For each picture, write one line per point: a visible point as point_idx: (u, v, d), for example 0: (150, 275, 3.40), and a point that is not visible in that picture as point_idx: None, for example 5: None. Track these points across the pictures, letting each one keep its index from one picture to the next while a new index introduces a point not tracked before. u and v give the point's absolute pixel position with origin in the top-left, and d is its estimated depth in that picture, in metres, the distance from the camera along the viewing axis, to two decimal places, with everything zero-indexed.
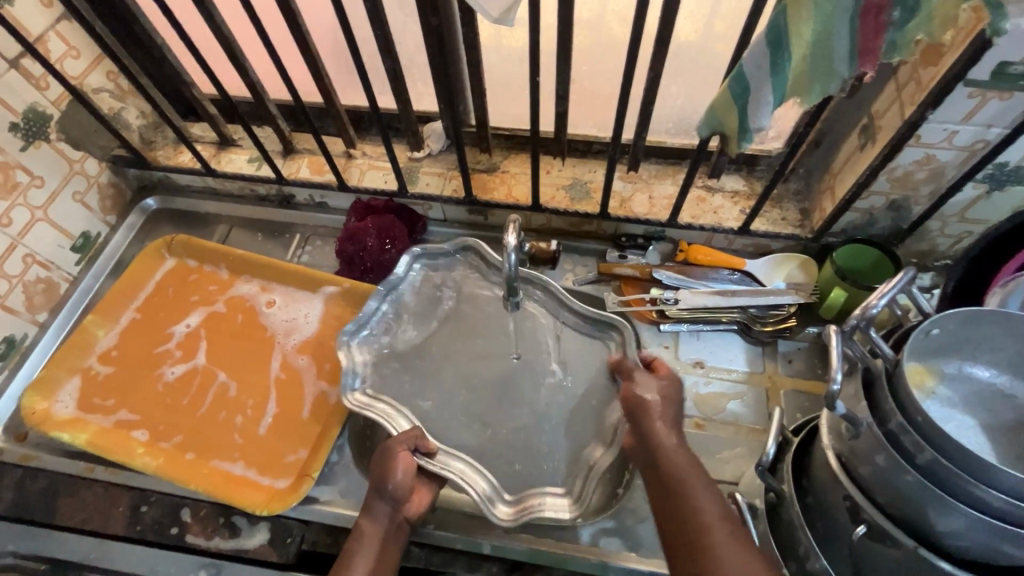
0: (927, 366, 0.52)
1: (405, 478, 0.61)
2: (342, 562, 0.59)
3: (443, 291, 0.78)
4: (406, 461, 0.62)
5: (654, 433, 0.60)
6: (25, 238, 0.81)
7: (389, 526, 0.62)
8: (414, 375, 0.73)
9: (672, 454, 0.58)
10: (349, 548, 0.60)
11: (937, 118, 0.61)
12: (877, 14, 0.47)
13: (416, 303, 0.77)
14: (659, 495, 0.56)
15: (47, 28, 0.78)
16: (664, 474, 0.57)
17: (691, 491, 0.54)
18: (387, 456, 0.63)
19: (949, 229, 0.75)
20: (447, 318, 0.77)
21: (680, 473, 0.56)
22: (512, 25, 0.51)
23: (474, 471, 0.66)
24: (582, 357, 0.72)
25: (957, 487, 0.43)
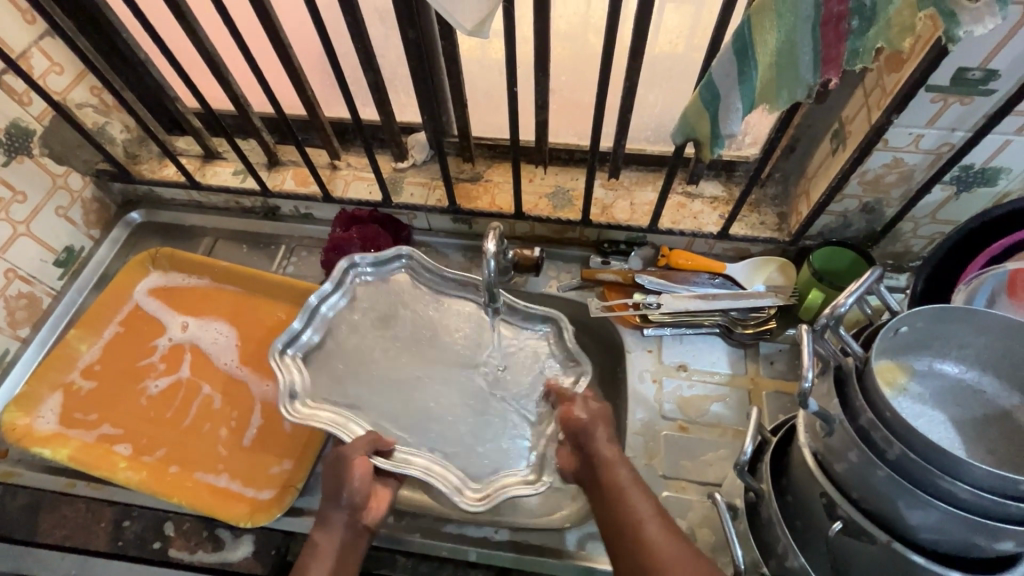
0: (897, 364, 0.53)
1: (362, 488, 0.61)
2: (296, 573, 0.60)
3: (382, 298, 0.78)
4: (362, 469, 0.61)
5: (597, 453, 0.62)
6: (7, 253, 0.81)
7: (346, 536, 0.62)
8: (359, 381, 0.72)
9: (618, 470, 0.60)
10: (304, 560, 0.60)
11: (902, 123, 0.63)
12: (837, 22, 0.48)
13: (353, 311, 0.76)
14: (606, 510, 0.58)
15: (29, 44, 0.78)
16: (607, 492, 0.59)
17: (633, 507, 0.57)
18: (341, 467, 0.62)
19: (922, 230, 0.77)
20: (386, 326, 0.77)
21: (623, 488, 0.58)
22: (487, 37, 0.52)
23: (439, 467, 0.66)
24: (530, 349, 0.74)
25: (926, 479, 0.43)
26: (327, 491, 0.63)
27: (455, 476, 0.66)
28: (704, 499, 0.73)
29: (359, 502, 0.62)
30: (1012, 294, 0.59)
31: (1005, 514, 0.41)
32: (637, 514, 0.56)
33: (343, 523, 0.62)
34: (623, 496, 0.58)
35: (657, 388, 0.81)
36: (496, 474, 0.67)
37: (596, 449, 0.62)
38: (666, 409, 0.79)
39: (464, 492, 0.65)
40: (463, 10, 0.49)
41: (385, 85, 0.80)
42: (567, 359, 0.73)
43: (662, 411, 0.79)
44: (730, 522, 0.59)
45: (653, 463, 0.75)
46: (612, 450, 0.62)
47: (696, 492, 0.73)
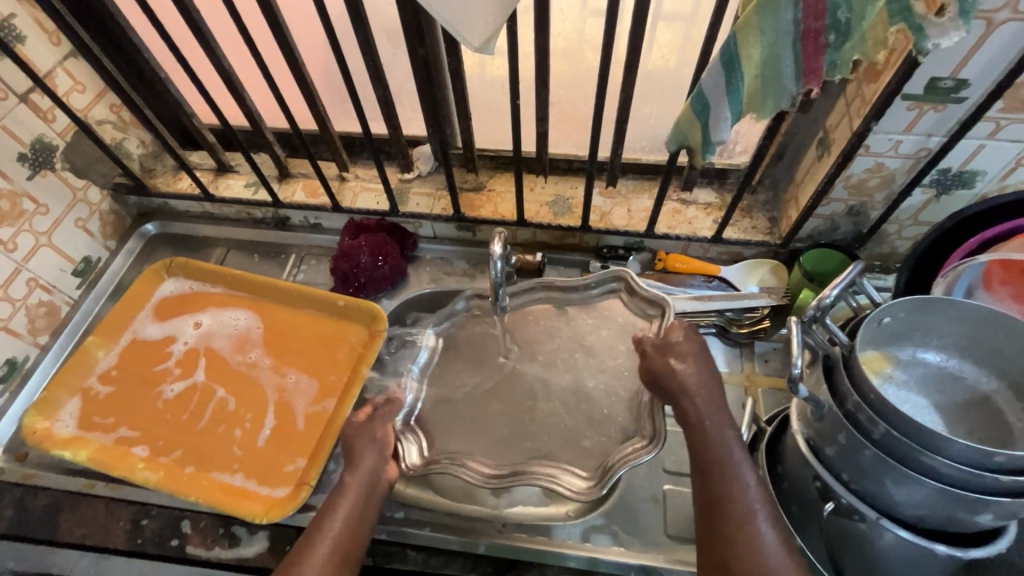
0: (882, 353, 0.56)
1: (387, 441, 0.67)
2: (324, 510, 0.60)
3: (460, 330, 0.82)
4: (388, 428, 0.68)
5: (692, 416, 0.59)
6: (29, 262, 0.84)
7: (369, 486, 0.63)
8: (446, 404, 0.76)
9: (716, 435, 0.57)
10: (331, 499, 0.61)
11: (882, 129, 0.68)
12: (815, 37, 0.52)
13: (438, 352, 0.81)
14: (695, 475, 0.57)
15: (55, 65, 0.83)
16: (702, 460, 0.57)
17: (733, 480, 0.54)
18: (371, 422, 0.68)
19: (906, 232, 0.81)
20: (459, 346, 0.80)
21: (721, 457, 0.56)
22: (492, 53, 0.56)
23: (543, 475, 0.67)
24: (609, 318, 0.77)
25: (909, 457, 0.46)
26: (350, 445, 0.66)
27: (563, 471, 0.68)
28: None
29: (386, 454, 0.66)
30: (987, 287, 0.63)
31: (983, 486, 0.44)
32: (733, 489, 0.54)
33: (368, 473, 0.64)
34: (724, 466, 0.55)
35: None
36: (606, 455, 0.68)
37: (684, 408, 0.59)
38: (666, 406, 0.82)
39: (577, 481, 0.67)
40: (471, 29, 0.54)
41: (393, 100, 0.85)
42: (648, 307, 0.74)
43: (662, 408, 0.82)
44: None
45: (655, 459, 0.78)
46: (705, 409, 0.59)
47: None
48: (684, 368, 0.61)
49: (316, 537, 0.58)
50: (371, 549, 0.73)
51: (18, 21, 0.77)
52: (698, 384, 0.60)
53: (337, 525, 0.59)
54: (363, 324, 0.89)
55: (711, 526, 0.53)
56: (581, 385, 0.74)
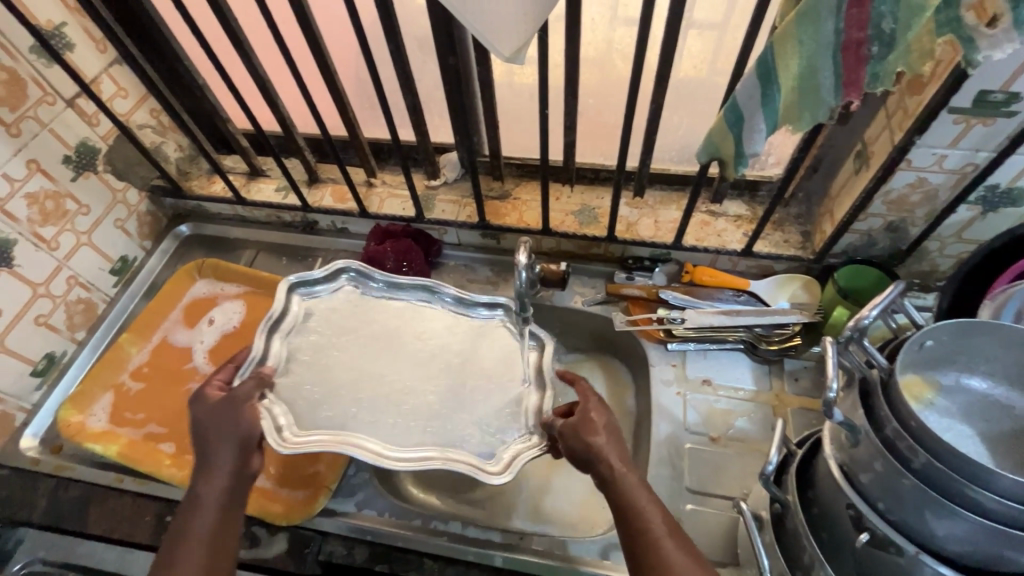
0: (923, 378, 0.54)
1: (250, 431, 0.61)
2: (180, 526, 0.56)
3: (327, 314, 0.77)
4: (252, 414, 0.62)
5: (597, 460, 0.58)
6: (70, 261, 0.87)
7: (234, 484, 0.59)
8: (331, 382, 0.71)
9: (634, 491, 0.56)
10: (184, 513, 0.57)
11: (925, 143, 0.65)
12: (857, 48, 0.51)
13: (305, 328, 0.76)
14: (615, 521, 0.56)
15: (101, 71, 0.86)
16: (627, 527, 0.55)
17: (652, 526, 0.54)
18: (234, 411, 0.62)
19: (948, 249, 0.78)
20: (318, 332, 0.75)
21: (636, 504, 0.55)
22: (522, 63, 0.56)
23: (450, 460, 0.64)
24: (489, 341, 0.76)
25: (952, 489, 0.44)
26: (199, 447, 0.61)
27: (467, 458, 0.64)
28: (726, 512, 0.73)
29: (250, 445, 0.60)
30: None
31: None
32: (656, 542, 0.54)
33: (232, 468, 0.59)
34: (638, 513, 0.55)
35: (683, 402, 0.82)
36: (506, 446, 0.66)
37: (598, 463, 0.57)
38: (690, 422, 0.80)
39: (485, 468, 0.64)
40: (501, 39, 0.53)
41: (422, 108, 0.85)
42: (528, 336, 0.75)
43: (687, 425, 0.80)
44: (756, 531, 0.60)
45: (678, 476, 0.76)
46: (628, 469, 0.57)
47: (719, 505, 0.74)
48: (596, 417, 0.60)
49: (179, 550, 0.55)
50: (387, 556, 0.72)
51: (68, 30, 0.80)
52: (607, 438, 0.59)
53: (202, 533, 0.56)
54: None
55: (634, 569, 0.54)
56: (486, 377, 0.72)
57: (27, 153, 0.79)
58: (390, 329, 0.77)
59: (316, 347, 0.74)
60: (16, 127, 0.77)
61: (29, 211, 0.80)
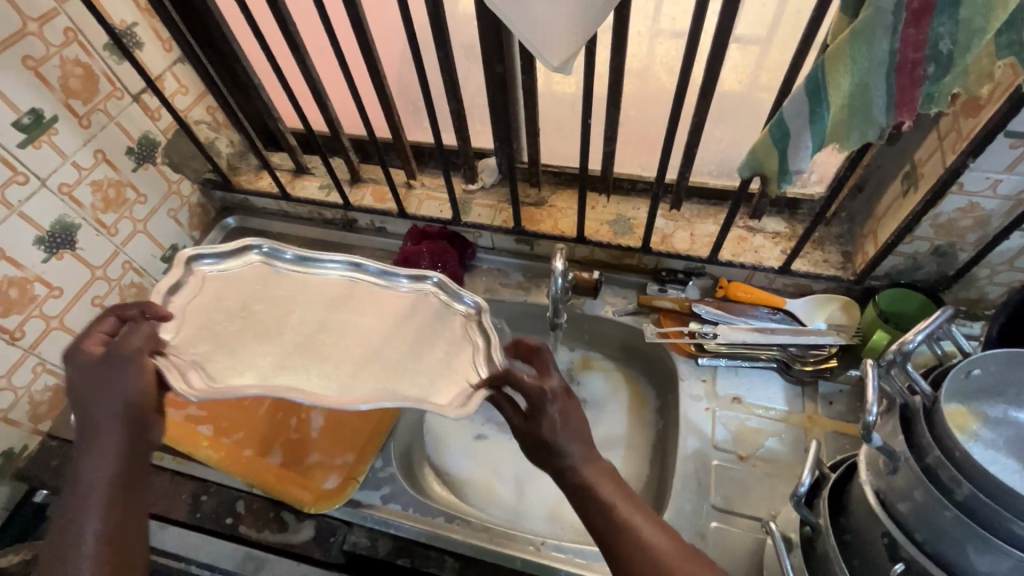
0: (969, 409, 0.52)
1: (142, 393, 0.55)
2: (66, 521, 0.50)
3: (239, 288, 0.67)
4: (143, 374, 0.55)
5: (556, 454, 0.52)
6: (126, 247, 0.92)
7: (127, 454, 0.53)
8: (251, 331, 0.63)
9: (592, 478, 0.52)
10: (69, 508, 0.50)
11: (979, 167, 0.63)
12: (913, 68, 0.50)
13: (211, 300, 0.65)
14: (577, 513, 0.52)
15: (165, 69, 0.91)
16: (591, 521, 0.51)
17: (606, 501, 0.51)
18: (122, 373, 0.55)
19: (999, 277, 0.75)
20: (228, 298, 0.66)
21: (593, 485, 0.51)
22: (569, 74, 0.57)
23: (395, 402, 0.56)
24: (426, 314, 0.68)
25: (996, 523, 0.43)
26: (86, 420, 0.53)
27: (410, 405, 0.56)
28: (751, 532, 0.72)
29: (142, 406, 0.54)
30: None
31: None
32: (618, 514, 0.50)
33: (123, 435, 0.53)
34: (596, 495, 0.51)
35: (711, 417, 0.81)
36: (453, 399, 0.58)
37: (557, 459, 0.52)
38: (719, 439, 0.79)
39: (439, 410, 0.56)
40: (551, 48, 0.55)
41: (465, 114, 0.87)
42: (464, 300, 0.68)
43: (715, 442, 0.79)
44: (785, 552, 0.59)
45: (703, 493, 0.75)
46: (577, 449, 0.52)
47: (744, 524, 0.72)
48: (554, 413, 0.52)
49: (72, 540, 0.49)
50: (409, 551, 0.74)
51: (139, 29, 0.86)
52: (568, 427, 0.53)
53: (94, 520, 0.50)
54: None
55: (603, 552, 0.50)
56: (424, 333, 0.65)
57: (95, 143, 0.84)
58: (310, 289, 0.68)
59: (226, 310, 0.65)
60: (87, 119, 0.82)
61: (93, 198, 0.85)
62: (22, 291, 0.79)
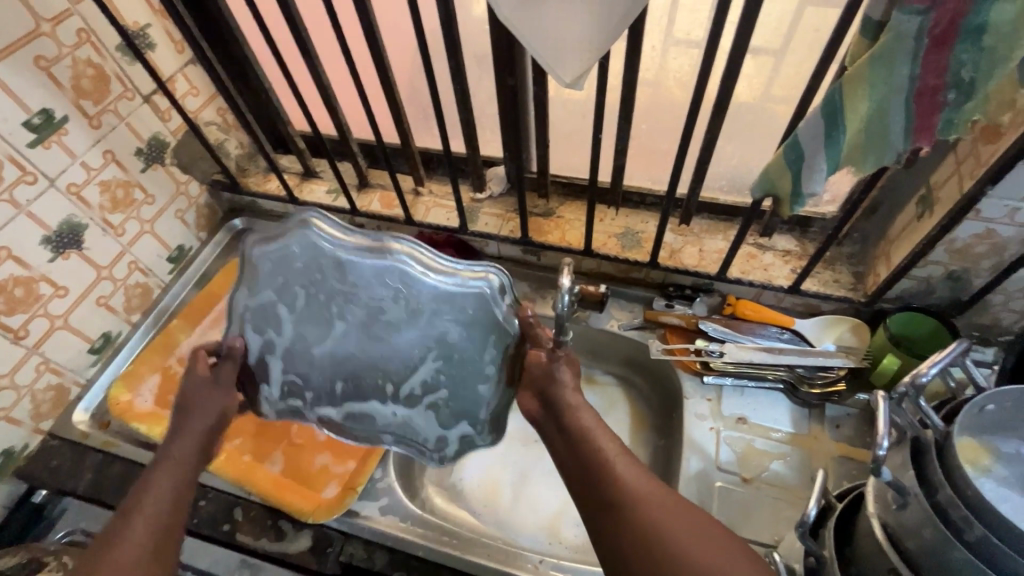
0: (981, 443, 0.50)
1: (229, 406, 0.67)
2: (140, 490, 0.58)
3: (330, 292, 0.63)
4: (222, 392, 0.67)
5: (560, 403, 0.60)
6: (133, 247, 0.92)
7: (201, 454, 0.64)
8: (331, 303, 0.64)
9: (586, 426, 0.58)
10: (145, 481, 0.59)
11: (997, 194, 0.62)
12: (933, 94, 0.49)
13: (312, 261, 0.62)
14: (567, 451, 0.59)
15: (177, 70, 0.91)
16: (580, 460, 0.57)
17: (597, 446, 0.57)
18: (206, 386, 0.66)
19: (1014, 304, 0.73)
20: (323, 282, 0.63)
21: (587, 430, 0.58)
22: (580, 90, 0.57)
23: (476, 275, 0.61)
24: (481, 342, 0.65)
25: (1010, 567, 0.42)
26: (178, 415, 0.65)
27: (494, 282, 0.61)
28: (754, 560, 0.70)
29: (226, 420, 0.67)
30: None
31: None
32: (608, 460, 0.55)
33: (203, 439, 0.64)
34: (589, 440, 0.57)
35: (715, 437, 0.80)
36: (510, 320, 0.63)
37: (560, 399, 0.61)
38: (723, 460, 0.78)
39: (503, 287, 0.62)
40: (565, 65, 0.54)
41: (474, 123, 0.87)
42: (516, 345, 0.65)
43: (719, 463, 0.78)
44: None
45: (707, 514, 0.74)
46: (578, 396, 0.61)
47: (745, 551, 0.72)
48: (567, 382, 0.61)
49: (137, 505, 0.56)
50: (405, 564, 0.73)
51: (152, 31, 0.86)
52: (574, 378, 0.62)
53: (157, 496, 0.57)
54: None
55: (586, 487, 0.55)
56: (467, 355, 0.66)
57: (104, 144, 0.84)
58: (371, 276, 0.61)
59: (320, 284, 0.63)
60: (97, 119, 0.82)
61: (100, 198, 0.85)
62: (27, 290, 0.78)
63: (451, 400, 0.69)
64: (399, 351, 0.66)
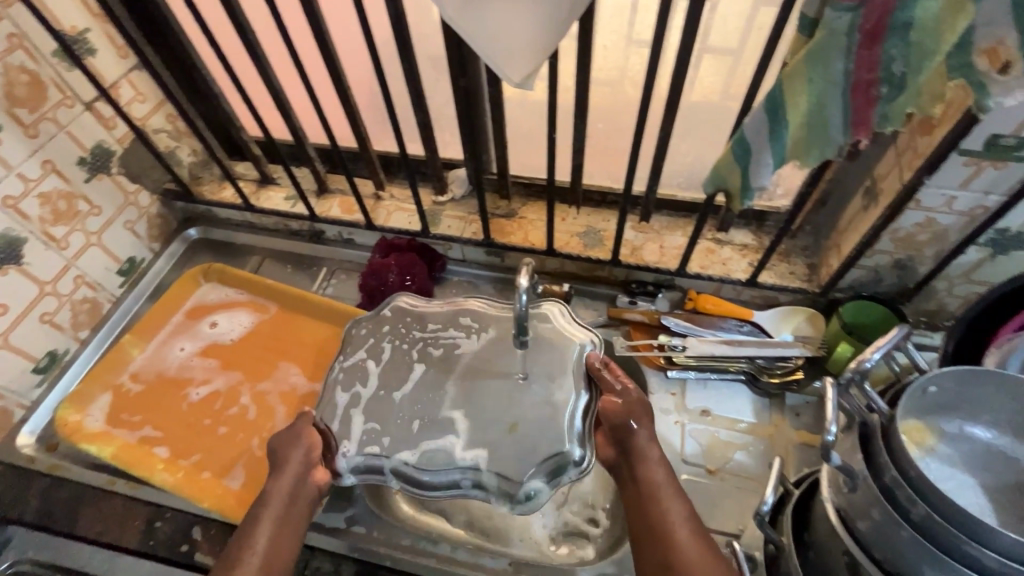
0: (926, 424, 0.53)
1: (311, 445, 0.67)
2: (247, 532, 0.62)
3: (413, 343, 0.75)
4: (314, 436, 0.68)
5: (638, 453, 0.64)
6: (78, 260, 0.88)
7: (293, 495, 0.65)
8: (420, 354, 0.74)
9: (655, 481, 0.62)
10: (253, 521, 0.63)
11: (935, 184, 0.64)
12: (866, 88, 0.50)
13: (399, 321, 0.78)
14: (632, 502, 0.63)
15: (120, 76, 0.87)
16: (643, 512, 0.61)
17: (663, 505, 0.60)
18: (293, 431, 0.69)
19: (957, 290, 0.77)
20: (410, 337, 0.76)
21: (657, 487, 0.62)
22: (531, 89, 0.56)
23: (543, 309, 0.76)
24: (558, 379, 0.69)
25: (951, 544, 0.43)
26: (272, 456, 0.68)
27: (557, 312, 0.76)
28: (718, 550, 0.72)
29: (311, 460, 0.67)
30: None
31: None
32: (669, 517, 0.60)
33: (293, 482, 0.65)
34: (658, 495, 0.61)
35: (680, 431, 0.81)
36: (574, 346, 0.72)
37: (635, 449, 0.64)
38: (688, 453, 0.79)
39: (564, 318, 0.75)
40: (513, 64, 0.53)
41: (432, 126, 0.86)
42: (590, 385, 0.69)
43: (684, 456, 0.79)
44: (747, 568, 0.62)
45: None
46: (655, 449, 0.64)
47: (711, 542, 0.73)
48: (639, 431, 0.64)
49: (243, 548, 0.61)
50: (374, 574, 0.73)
51: (91, 36, 0.82)
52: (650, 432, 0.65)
53: (263, 539, 0.62)
54: None
55: (644, 539, 0.60)
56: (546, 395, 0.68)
57: (42, 154, 0.80)
58: (451, 320, 0.77)
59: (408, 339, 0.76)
60: (34, 128, 0.78)
61: (41, 210, 0.81)
62: None
63: (532, 429, 0.66)
64: (478, 392, 0.69)
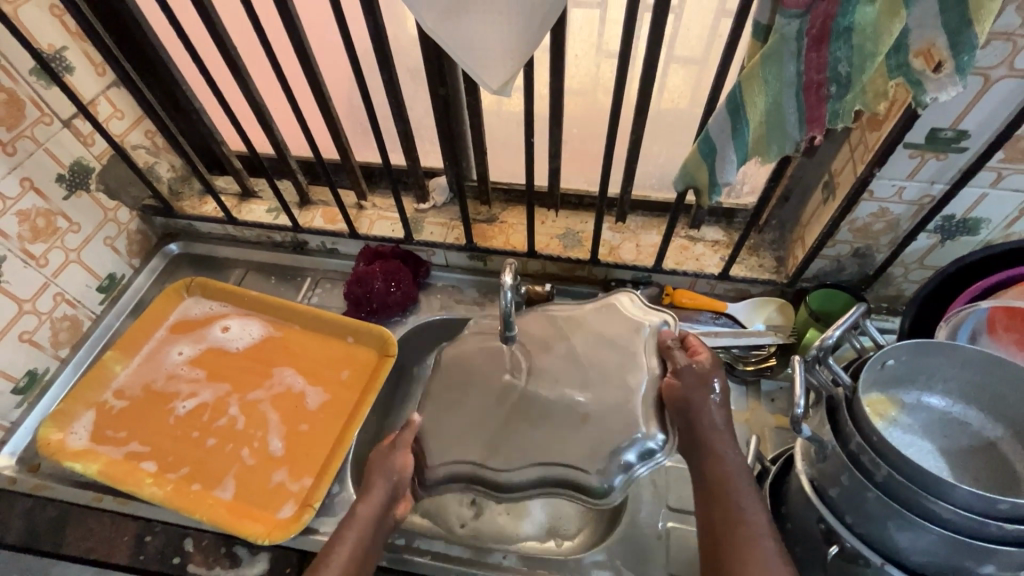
0: (889, 397, 0.57)
1: (403, 471, 0.65)
2: (331, 542, 0.60)
3: (476, 355, 0.72)
4: (407, 457, 0.66)
5: (705, 442, 0.61)
6: (58, 278, 0.88)
7: (379, 518, 0.63)
8: (482, 365, 0.71)
9: (730, 473, 0.59)
10: (338, 531, 0.61)
11: (885, 175, 0.70)
12: (817, 88, 0.54)
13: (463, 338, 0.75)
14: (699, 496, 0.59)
15: (98, 93, 0.88)
16: (708, 507, 0.58)
17: (733, 498, 0.57)
18: (389, 453, 0.67)
19: (912, 275, 0.82)
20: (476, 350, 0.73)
21: (726, 479, 0.58)
22: (508, 96, 0.59)
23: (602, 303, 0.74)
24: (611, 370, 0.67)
25: (913, 501, 0.47)
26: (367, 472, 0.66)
27: (624, 300, 0.74)
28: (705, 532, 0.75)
29: (401, 487, 0.65)
30: (990, 332, 0.65)
31: (989, 533, 0.44)
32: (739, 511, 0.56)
33: (382, 505, 0.63)
34: (730, 485, 0.58)
35: None
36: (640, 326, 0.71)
37: (703, 437, 0.61)
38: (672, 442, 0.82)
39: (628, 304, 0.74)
40: (490, 72, 0.57)
41: (412, 136, 0.88)
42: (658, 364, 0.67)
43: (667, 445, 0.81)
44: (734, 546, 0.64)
45: (663, 493, 0.78)
46: (722, 436, 0.61)
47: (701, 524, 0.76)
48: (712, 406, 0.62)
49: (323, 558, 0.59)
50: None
51: (69, 53, 0.83)
52: (719, 414, 0.62)
53: (342, 556, 0.59)
54: (373, 345, 0.92)
55: (708, 534, 0.57)
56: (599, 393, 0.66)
57: (21, 171, 0.80)
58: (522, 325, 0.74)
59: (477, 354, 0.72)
60: (12, 145, 0.78)
61: (19, 228, 0.81)
62: None
63: (604, 417, 0.64)
64: (541, 395, 0.67)
